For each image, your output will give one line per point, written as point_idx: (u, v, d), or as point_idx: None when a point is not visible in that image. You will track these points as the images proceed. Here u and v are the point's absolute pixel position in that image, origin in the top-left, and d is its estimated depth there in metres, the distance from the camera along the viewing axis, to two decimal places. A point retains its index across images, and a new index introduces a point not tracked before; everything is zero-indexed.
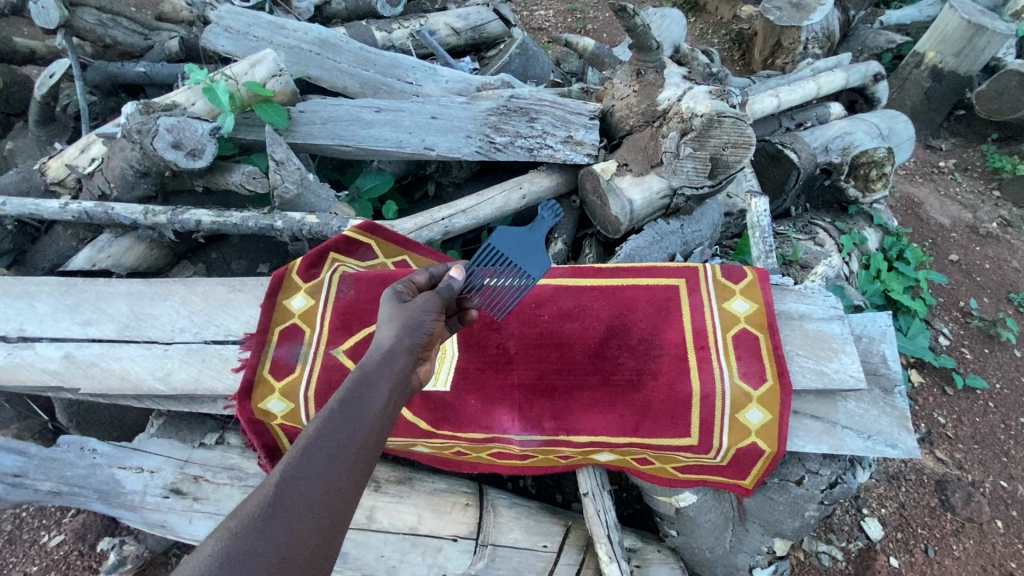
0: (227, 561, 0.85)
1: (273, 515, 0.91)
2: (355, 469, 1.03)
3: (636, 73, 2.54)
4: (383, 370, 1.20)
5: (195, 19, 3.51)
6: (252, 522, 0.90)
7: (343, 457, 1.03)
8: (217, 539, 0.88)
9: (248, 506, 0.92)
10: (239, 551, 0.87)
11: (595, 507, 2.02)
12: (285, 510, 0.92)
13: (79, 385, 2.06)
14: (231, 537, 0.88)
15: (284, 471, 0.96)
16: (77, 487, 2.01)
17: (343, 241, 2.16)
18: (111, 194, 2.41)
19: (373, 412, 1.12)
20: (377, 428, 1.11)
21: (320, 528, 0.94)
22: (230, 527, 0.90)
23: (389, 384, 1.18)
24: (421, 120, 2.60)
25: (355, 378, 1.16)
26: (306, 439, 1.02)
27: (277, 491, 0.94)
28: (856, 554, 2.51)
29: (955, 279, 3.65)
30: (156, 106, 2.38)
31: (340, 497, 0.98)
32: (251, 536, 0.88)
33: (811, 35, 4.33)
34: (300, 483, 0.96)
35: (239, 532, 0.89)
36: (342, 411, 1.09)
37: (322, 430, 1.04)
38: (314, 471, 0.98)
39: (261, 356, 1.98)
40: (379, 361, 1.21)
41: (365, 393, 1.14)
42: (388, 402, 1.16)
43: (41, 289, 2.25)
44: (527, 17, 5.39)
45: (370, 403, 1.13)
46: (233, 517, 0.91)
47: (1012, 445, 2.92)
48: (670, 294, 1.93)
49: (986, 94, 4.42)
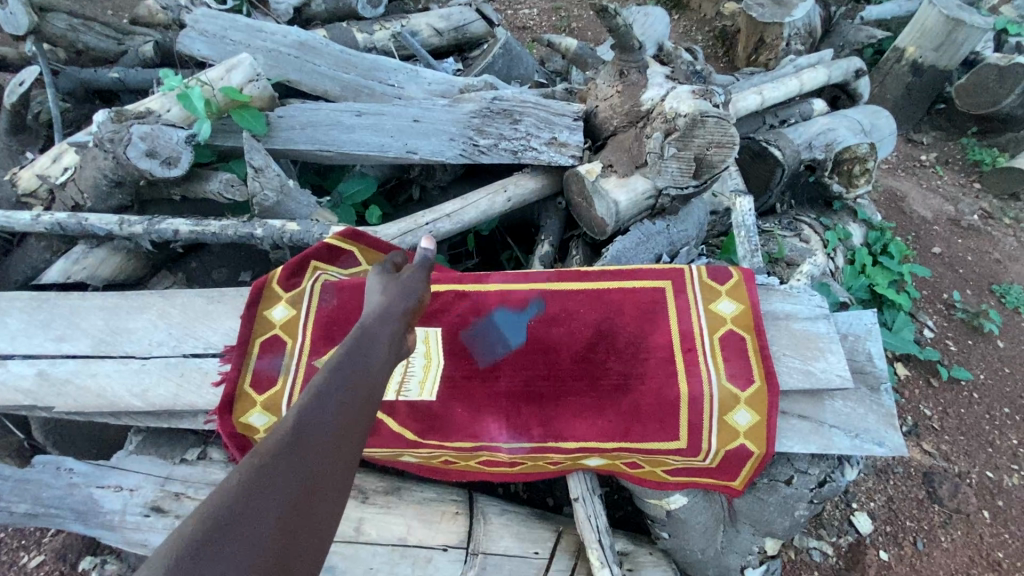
0: (254, 488, 0.82)
1: (297, 448, 0.90)
2: (364, 412, 1.02)
3: (618, 74, 2.50)
4: (382, 326, 1.19)
5: (170, 22, 3.44)
6: (273, 454, 0.87)
7: (354, 401, 1.02)
8: (240, 470, 0.85)
9: (266, 443, 0.90)
10: (265, 478, 0.84)
11: (585, 512, 2.00)
12: (307, 446, 0.91)
13: (53, 404, 2.01)
14: (254, 468, 0.85)
15: (300, 413, 0.95)
16: (53, 508, 1.95)
17: (324, 248, 2.13)
18: (85, 205, 2.36)
19: (378, 363, 1.12)
20: (381, 378, 1.11)
21: (340, 464, 0.93)
22: (252, 460, 0.87)
23: (391, 338, 1.18)
24: (402, 124, 2.56)
25: (357, 334, 1.16)
26: (316, 386, 1.01)
27: (296, 428, 0.92)
28: (846, 549, 2.51)
29: (938, 272, 3.66)
30: (129, 113, 2.29)
31: (353, 437, 0.98)
32: (267, 472, 0.85)
33: (793, 32, 4.34)
34: (317, 421, 0.94)
35: (263, 464, 0.86)
36: (348, 361, 1.08)
37: (332, 378, 1.03)
38: (328, 411, 0.97)
39: (242, 368, 1.93)
40: (378, 319, 1.21)
41: (368, 345, 1.13)
42: (390, 355, 1.16)
43: (13, 304, 2.19)
44: (511, 16, 5.37)
45: (375, 354, 1.12)
46: (253, 453, 0.88)
47: (996, 435, 2.95)
48: (656, 296, 1.92)
49: (965, 88, 4.48)
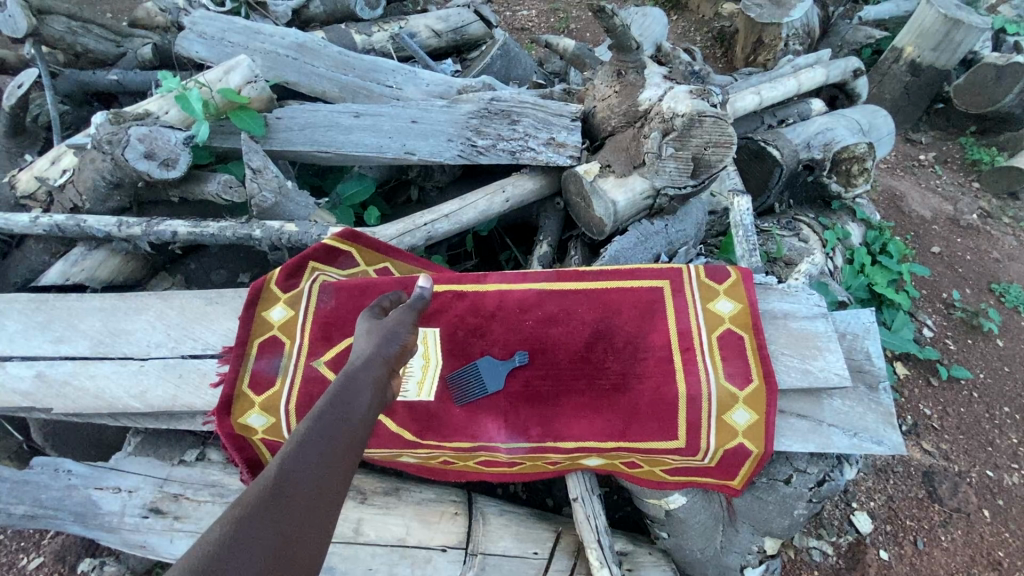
0: (236, 542, 0.84)
1: (279, 498, 0.92)
2: (346, 464, 1.05)
3: (616, 74, 2.51)
4: (365, 374, 1.23)
5: (169, 25, 3.45)
6: (256, 505, 0.89)
7: (336, 452, 1.05)
8: (222, 523, 0.87)
9: (249, 493, 0.92)
10: (248, 530, 0.86)
11: (584, 512, 1.99)
12: (288, 496, 0.93)
13: (51, 405, 2.01)
14: (237, 520, 0.87)
15: (283, 461, 0.97)
16: (50, 510, 1.95)
17: (323, 249, 2.13)
18: (83, 207, 2.37)
19: (360, 413, 1.15)
20: (362, 430, 1.13)
21: (320, 515, 0.95)
22: (234, 513, 0.88)
23: (373, 386, 1.21)
24: (401, 125, 2.56)
25: (340, 383, 1.19)
26: (299, 437, 1.04)
27: (279, 478, 0.94)
28: (846, 549, 2.51)
29: (937, 271, 3.66)
30: (127, 115, 2.30)
31: (333, 487, 0.99)
32: (254, 519, 0.88)
33: (791, 32, 4.35)
34: (300, 472, 0.97)
35: (245, 515, 0.88)
36: (331, 411, 1.11)
37: (316, 427, 1.06)
38: (311, 462, 1.00)
39: (240, 369, 1.94)
40: (361, 367, 1.25)
41: (350, 395, 1.17)
42: (372, 404, 1.19)
43: (11, 305, 2.19)
44: (510, 18, 5.38)
45: (357, 402, 1.16)
46: (235, 504, 0.90)
47: (997, 435, 2.94)
48: (654, 295, 1.92)
49: (963, 88, 4.48)
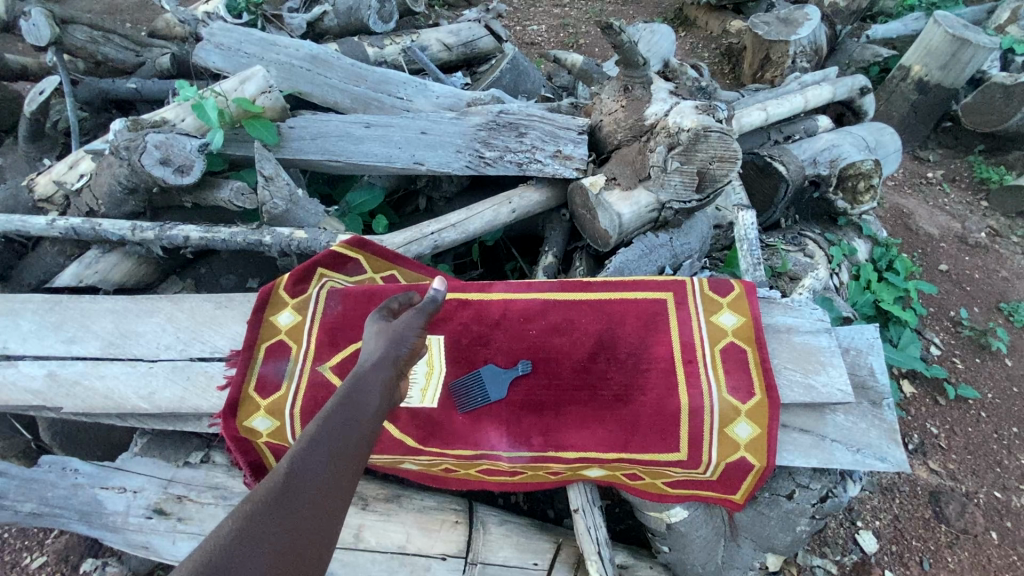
0: (245, 537, 0.86)
1: (288, 496, 0.94)
2: (352, 466, 1.07)
3: (623, 89, 2.55)
4: (374, 377, 1.25)
5: (188, 36, 3.56)
6: (267, 500, 0.92)
7: (343, 454, 1.06)
8: (234, 519, 0.89)
9: (259, 490, 0.94)
10: (256, 527, 0.88)
11: (585, 524, 1.97)
12: (297, 495, 0.95)
13: (61, 404, 2.04)
14: (247, 516, 0.89)
15: (293, 460, 0.99)
16: (57, 508, 1.99)
17: (331, 256, 2.17)
18: (99, 210, 2.42)
19: (368, 416, 1.17)
20: (370, 432, 1.15)
21: (327, 515, 0.96)
22: (244, 509, 0.91)
23: (381, 390, 1.23)
24: (410, 136, 2.60)
25: (348, 386, 1.20)
26: (307, 437, 1.06)
27: (288, 477, 0.96)
28: (851, 568, 2.47)
29: (945, 289, 3.66)
30: (144, 123, 2.37)
31: (340, 487, 1.02)
32: (265, 517, 0.90)
33: (799, 49, 4.39)
34: (308, 471, 0.99)
35: (254, 512, 0.90)
36: (340, 413, 1.13)
37: (325, 429, 1.08)
38: (318, 460, 1.02)
39: (247, 373, 1.97)
40: (370, 369, 1.27)
41: (358, 399, 1.18)
42: (380, 407, 1.21)
43: (25, 306, 2.24)
44: (520, 33, 5.45)
45: (365, 405, 1.18)
46: (245, 501, 0.92)
47: (1005, 455, 2.91)
48: (657, 307, 1.94)
49: (971, 107, 4.46)
